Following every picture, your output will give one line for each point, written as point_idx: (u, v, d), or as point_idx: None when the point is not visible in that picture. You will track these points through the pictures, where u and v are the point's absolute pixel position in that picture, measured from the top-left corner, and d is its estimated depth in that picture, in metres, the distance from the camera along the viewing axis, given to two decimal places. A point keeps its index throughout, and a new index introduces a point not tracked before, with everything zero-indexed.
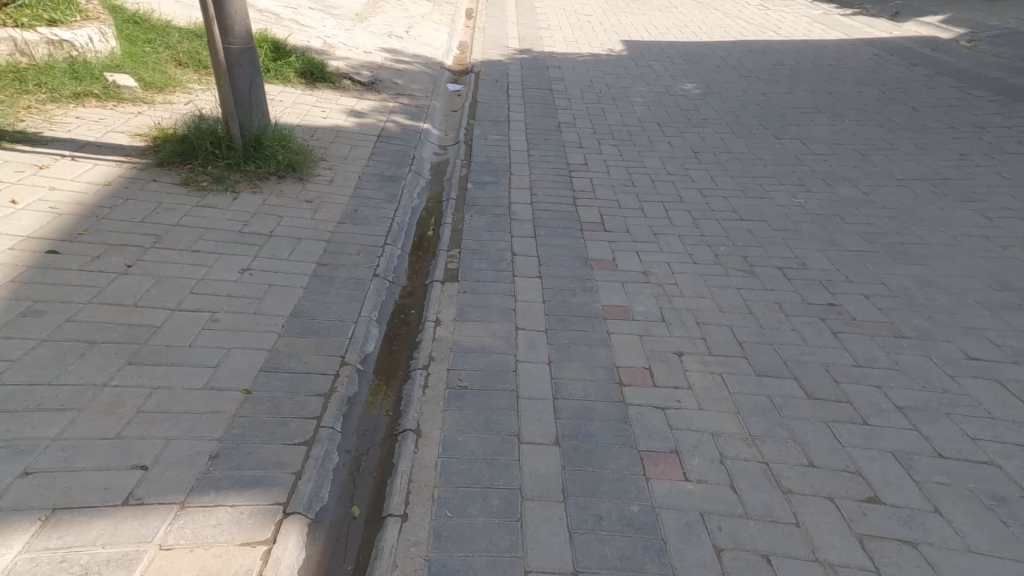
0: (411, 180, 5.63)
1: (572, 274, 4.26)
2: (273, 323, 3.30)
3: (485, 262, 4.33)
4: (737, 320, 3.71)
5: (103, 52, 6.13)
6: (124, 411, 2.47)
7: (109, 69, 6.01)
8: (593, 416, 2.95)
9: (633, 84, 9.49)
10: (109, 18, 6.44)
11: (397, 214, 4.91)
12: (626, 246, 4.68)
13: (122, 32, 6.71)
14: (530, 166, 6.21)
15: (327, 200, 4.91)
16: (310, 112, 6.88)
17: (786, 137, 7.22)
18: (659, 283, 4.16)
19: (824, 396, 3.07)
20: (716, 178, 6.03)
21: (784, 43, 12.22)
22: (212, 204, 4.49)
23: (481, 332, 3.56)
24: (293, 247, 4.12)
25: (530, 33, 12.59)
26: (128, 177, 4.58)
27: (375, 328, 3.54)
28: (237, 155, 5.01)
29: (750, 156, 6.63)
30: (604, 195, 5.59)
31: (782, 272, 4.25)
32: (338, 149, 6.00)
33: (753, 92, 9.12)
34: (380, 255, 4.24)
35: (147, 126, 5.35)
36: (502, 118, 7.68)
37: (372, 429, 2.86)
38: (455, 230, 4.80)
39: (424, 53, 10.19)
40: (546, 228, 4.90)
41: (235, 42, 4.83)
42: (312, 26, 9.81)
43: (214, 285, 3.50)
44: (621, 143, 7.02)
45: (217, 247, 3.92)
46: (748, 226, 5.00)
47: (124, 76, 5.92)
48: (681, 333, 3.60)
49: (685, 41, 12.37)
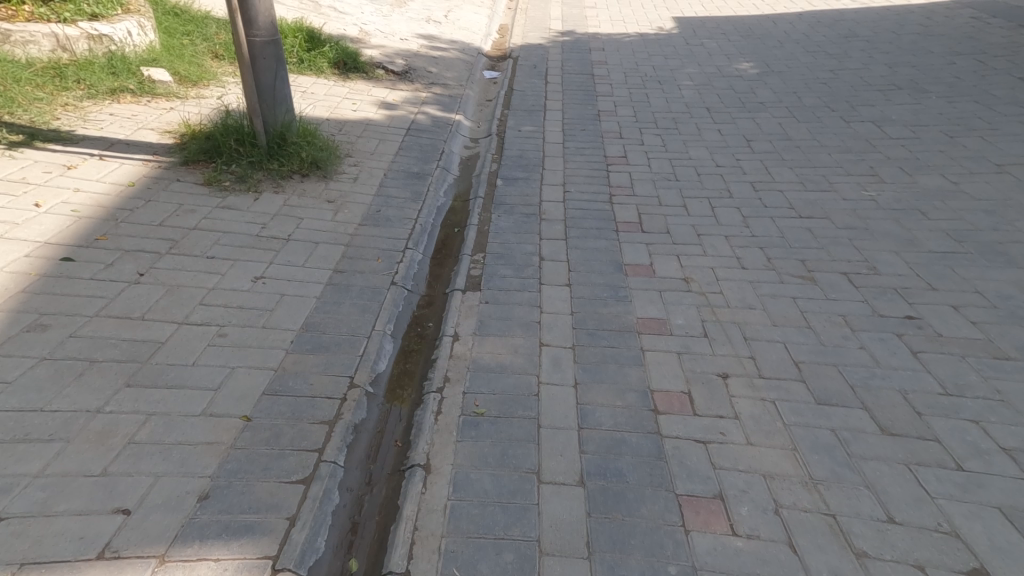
0: (438, 176, 5.37)
1: (604, 281, 3.90)
2: (281, 337, 3.12)
3: (511, 268, 4.04)
4: (793, 336, 3.20)
5: (142, 46, 6.07)
6: (113, 443, 2.34)
7: (146, 63, 5.93)
8: (623, 448, 2.57)
9: (683, 65, 8.86)
10: (149, 11, 6.35)
11: (420, 215, 4.67)
12: (666, 249, 4.27)
13: (161, 25, 6.66)
14: (565, 159, 5.83)
15: (349, 200, 4.72)
16: (340, 104, 6.70)
17: (856, 121, 6.51)
18: (702, 291, 3.74)
19: (902, 431, 2.54)
20: (772, 169, 5.47)
21: (857, 13, 11.17)
22: (232, 204, 4.33)
23: (501, 349, 3.28)
24: (309, 252, 3.95)
25: (574, 13, 12.02)
26: (153, 175, 4.47)
27: (389, 344, 3.31)
28: (260, 153, 4.84)
29: (812, 143, 5.99)
30: (644, 191, 5.17)
31: (848, 278, 3.72)
32: (365, 144, 5.79)
33: (818, 70, 8.33)
34: (400, 261, 4.03)
35: (177, 122, 5.25)
36: (539, 107, 7.29)
37: (379, 462, 2.63)
38: (479, 232, 4.52)
39: (462, 38, 9.86)
40: (578, 229, 4.55)
41: (259, 33, 4.62)
42: (349, 14, 9.61)
43: (224, 296, 3.34)
44: (665, 132, 6.51)
45: (232, 253, 3.76)
46: (808, 224, 4.46)
47: (159, 70, 5.84)
48: (726, 351, 3.15)
49: (742, 15, 11.50)
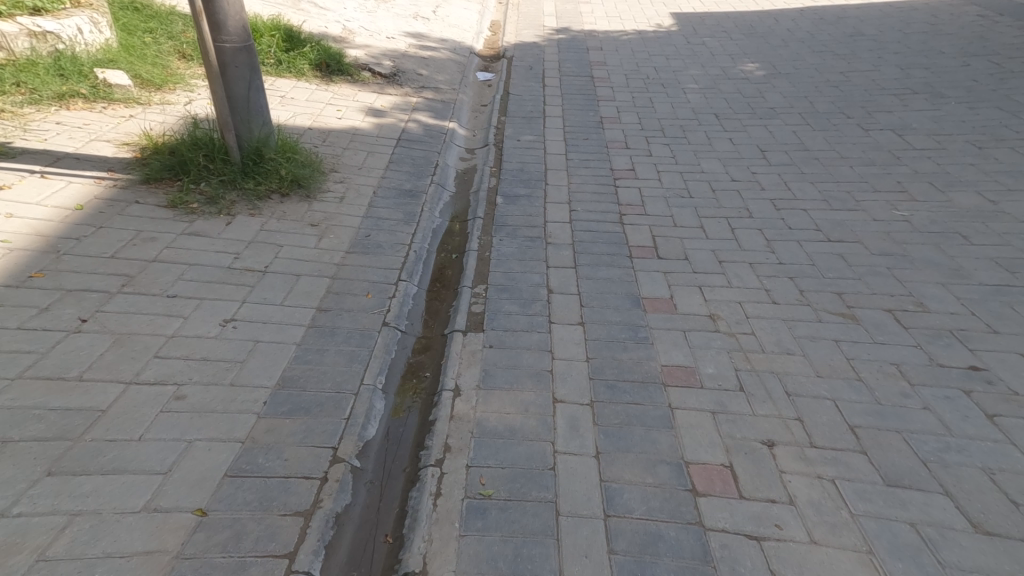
0: (432, 195, 4.95)
1: (620, 319, 3.55)
2: (253, 396, 2.61)
3: (516, 303, 3.69)
4: (843, 391, 2.82)
5: (94, 45, 5.54)
6: (18, 560, 1.88)
7: (100, 65, 5.40)
8: (662, 546, 2.18)
9: (686, 66, 8.44)
10: (104, 6, 5.83)
11: (414, 240, 4.24)
12: (685, 279, 3.89)
13: (119, 22, 6.13)
14: (569, 173, 5.39)
15: (335, 223, 4.28)
16: (324, 111, 6.21)
17: (875, 129, 6.12)
18: (730, 331, 3.37)
19: (1000, 530, 2.18)
20: (792, 185, 5.06)
21: (862, 9, 10.80)
22: (200, 230, 3.82)
23: (509, 407, 2.87)
24: (289, 287, 3.48)
25: (568, 9, 11.56)
26: (107, 196, 3.93)
27: (379, 402, 2.85)
28: (233, 170, 4.33)
29: (832, 154, 5.59)
30: (656, 210, 4.75)
31: (894, 316, 3.33)
32: (351, 156, 5.33)
33: (828, 72, 7.94)
34: (392, 296, 3.60)
35: (137, 133, 4.72)
36: (537, 113, 6.85)
37: (364, 565, 2.18)
38: (481, 261, 4.15)
39: (451, 37, 9.37)
40: (587, 256, 4.18)
41: (229, 39, 4.15)
42: (331, 11, 9.09)
43: (185, 346, 2.80)
44: (673, 141, 6.10)
45: (197, 289, 3.24)
46: (840, 250, 4.06)
47: (116, 72, 5.32)
48: (768, 411, 2.78)
49: (743, 11, 11.09)
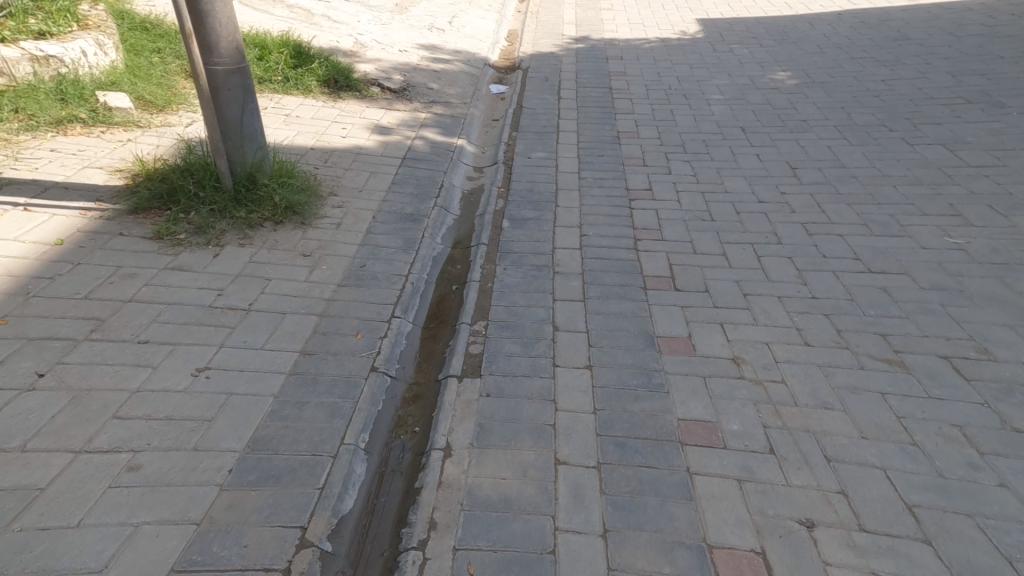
0: (435, 219, 4.71)
1: (632, 362, 3.27)
2: (216, 464, 2.41)
3: (518, 343, 3.45)
4: (894, 458, 2.47)
5: (99, 67, 5.43)
6: None
7: (103, 88, 5.28)
8: None
9: (711, 75, 8.06)
10: (110, 27, 5.73)
11: (412, 270, 4.02)
12: (705, 314, 3.65)
13: (127, 41, 6.02)
14: (581, 193, 5.18)
15: (329, 253, 4.04)
16: (329, 129, 6.01)
17: (921, 143, 5.80)
18: (757, 378, 3.05)
19: None
20: (827, 206, 4.84)
21: (904, 10, 10.28)
22: (185, 264, 3.60)
23: (506, 471, 2.57)
24: (273, 327, 3.24)
25: (589, 16, 11.26)
26: (89, 229, 3.75)
27: (359, 467, 2.60)
28: (224, 198, 4.13)
29: (872, 172, 5.32)
30: (675, 234, 4.58)
31: (952, 366, 3.00)
32: (352, 178, 5.09)
33: (867, 79, 7.51)
34: (384, 336, 3.36)
35: (130, 158, 4.55)
36: (550, 128, 6.55)
37: None
38: (482, 293, 3.94)
39: (467, 48, 9.15)
40: (597, 288, 3.97)
41: (221, 61, 3.93)
42: (344, 24, 8.94)
43: (148, 403, 2.62)
44: (694, 157, 5.78)
45: (172, 333, 3.04)
46: (882, 282, 3.83)
47: (117, 94, 5.19)
48: (805, 481, 2.41)
49: (774, 15, 10.65)
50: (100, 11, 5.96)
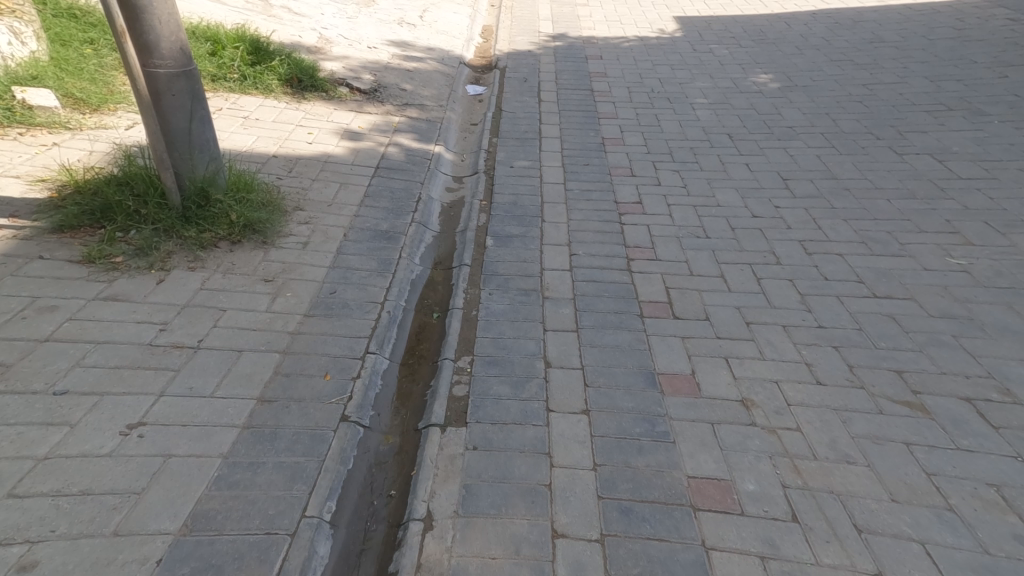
0: (413, 236, 4.33)
1: (633, 407, 3.01)
2: (140, 553, 2.02)
3: (507, 383, 3.13)
4: (932, 529, 2.31)
5: (16, 58, 4.91)
6: None
7: (22, 82, 4.78)
8: None
9: (693, 77, 7.81)
10: (30, 14, 5.23)
11: (388, 296, 3.65)
12: (708, 347, 3.41)
13: (52, 30, 5.52)
14: (568, 207, 4.86)
15: (293, 277, 3.63)
16: (293, 133, 5.55)
17: (910, 152, 5.64)
18: (769, 426, 2.83)
19: None
20: (822, 222, 4.62)
21: (879, 11, 10.22)
22: (121, 292, 3.14)
23: (496, 549, 2.26)
24: (225, 368, 2.81)
25: (565, 12, 10.92)
26: (3, 253, 3.26)
27: (323, 545, 2.24)
28: (171, 215, 3.68)
29: (865, 184, 5.12)
30: (668, 252, 4.31)
31: (976, 410, 2.84)
32: (320, 190, 4.66)
33: (849, 84, 7.36)
34: (356, 377, 2.98)
35: (56, 166, 4.05)
36: (532, 133, 6.19)
37: None
38: (466, 322, 3.60)
39: (439, 44, 8.72)
40: (590, 316, 3.68)
41: (163, 62, 3.53)
42: (308, 17, 8.42)
43: (59, 475, 2.20)
44: (683, 167, 5.51)
45: (99, 380, 2.59)
46: (889, 309, 3.62)
47: (39, 90, 4.69)
48: (836, 559, 2.22)
49: (751, 14, 10.46)
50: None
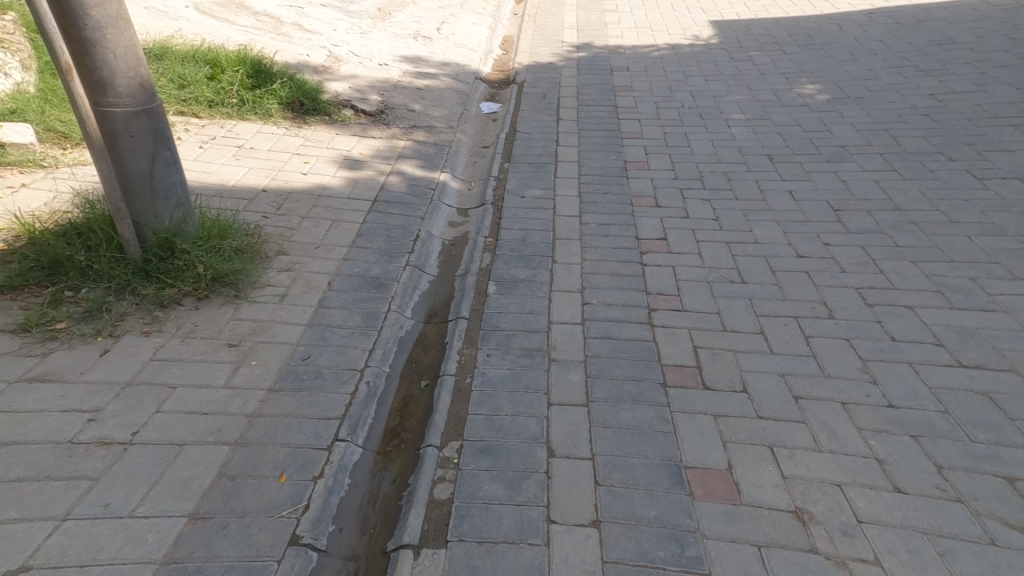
0: (406, 283, 3.81)
1: (657, 517, 2.41)
2: None
3: (500, 481, 2.56)
4: None
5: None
6: None
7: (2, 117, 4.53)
8: None
9: (729, 88, 7.12)
10: (18, 47, 5.05)
11: (369, 363, 3.13)
12: (749, 432, 2.77)
13: (41, 59, 5.30)
14: (583, 244, 4.28)
15: (262, 340, 3.14)
16: (288, 163, 5.14)
17: (992, 177, 4.85)
18: (836, 555, 2.26)
19: None
20: (884, 264, 3.91)
21: (945, 10, 9.26)
22: (54, 371, 2.74)
23: None
24: (156, 474, 2.35)
25: (592, 19, 10.35)
26: None
27: None
28: (129, 270, 3.27)
29: (935, 217, 4.37)
30: (698, 301, 3.67)
31: None
32: (309, 229, 4.19)
33: (912, 93, 6.55)
34: (317, 478, 2.46)
35: (14, 212, 3.71)
36: (548, 157, 5.63)
37: None
38: (459, 395, 3.04)
39: (456, 58, 8.26)
40: (605, 384, 3.08)
41: (119, 101, 3.11)
42: (319, 34, 8.09)
43: None
44: (717, 195, 4.86)
45: None
46: (982, 387, 2.95)
47: (15, 126, 4.38)
48: None
49: (798, 17, 9.65)
50: (6, 21, 5.17)
